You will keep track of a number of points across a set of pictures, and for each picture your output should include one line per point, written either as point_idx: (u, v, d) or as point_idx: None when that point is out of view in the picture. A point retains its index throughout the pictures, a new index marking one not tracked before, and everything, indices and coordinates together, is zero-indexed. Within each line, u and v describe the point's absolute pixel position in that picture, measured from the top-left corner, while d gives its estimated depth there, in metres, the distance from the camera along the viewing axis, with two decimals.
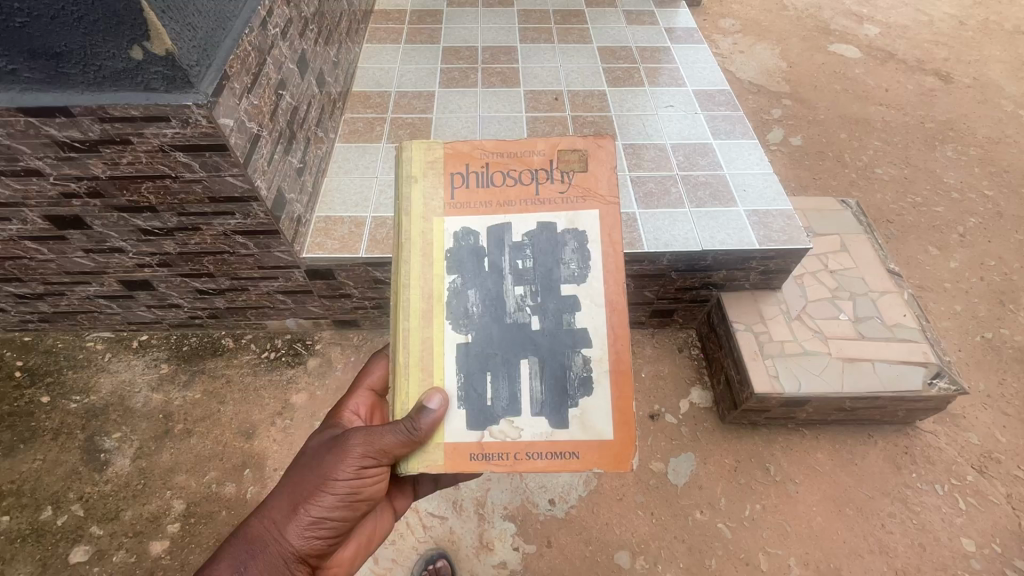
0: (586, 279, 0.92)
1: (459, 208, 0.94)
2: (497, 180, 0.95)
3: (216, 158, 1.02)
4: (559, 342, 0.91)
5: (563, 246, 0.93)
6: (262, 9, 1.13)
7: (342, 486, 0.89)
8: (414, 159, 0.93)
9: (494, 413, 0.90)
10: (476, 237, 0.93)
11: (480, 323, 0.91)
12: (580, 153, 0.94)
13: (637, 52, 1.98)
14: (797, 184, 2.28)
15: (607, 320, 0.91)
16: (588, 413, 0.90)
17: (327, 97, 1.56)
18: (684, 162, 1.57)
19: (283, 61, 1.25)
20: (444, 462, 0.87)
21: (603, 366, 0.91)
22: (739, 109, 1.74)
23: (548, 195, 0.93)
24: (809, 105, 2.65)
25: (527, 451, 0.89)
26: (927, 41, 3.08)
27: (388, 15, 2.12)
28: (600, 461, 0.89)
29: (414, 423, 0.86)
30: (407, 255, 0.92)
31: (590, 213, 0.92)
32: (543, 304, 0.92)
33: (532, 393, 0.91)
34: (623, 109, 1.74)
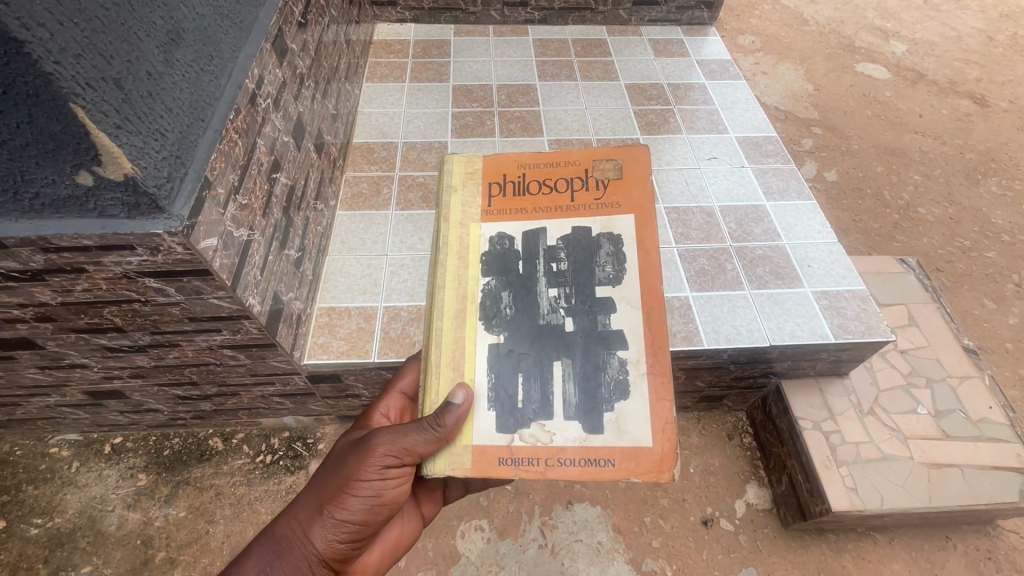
0: (621, 280, 0.83)
1: (497, 214, 0.87)
2: (534, 185, 0.88)
3: (197, 282, 0.81)
4: (596, 344, 0.80)
5: (597, 250, 0.84)
6: (249, 84, 0.91)
7: (368, 487, 0.77)
8: (453, 168, 0.88)
9: (525, 416, 0.78)
10: (511, 241, 0.86)
11: (513, 325, 0.82)
12: (616, 162, 0.87)
13: (670, 90, 1.78)
14: (837, 226, 2.10)
15: (645, 321, 0.80)
16: (625, 417, 0.77)
17: (326, 160, 1.34)
18: (736, 231, 1.38)
19: (276, 135, 1.04)
20: (471, 465, 0.75)
21: (642, 369, 0.79)
22: (791, 161, 1.56)
23: (586, 199, 0.86)
24: (840, 133, 2.47)
25: (557, 455, 0.75)
26: (958, 59, 2.91)
27: (390, 47, 1.90)
28: (638, 468, 0.74)
29: (440, 418, 0.76)
30: (443, 257, 0.85)
31: (625, 217, 0.84)
32: (577, 303, 0.83)
33: (564, 396, 0.78)
34: (662, 162, 1.55)
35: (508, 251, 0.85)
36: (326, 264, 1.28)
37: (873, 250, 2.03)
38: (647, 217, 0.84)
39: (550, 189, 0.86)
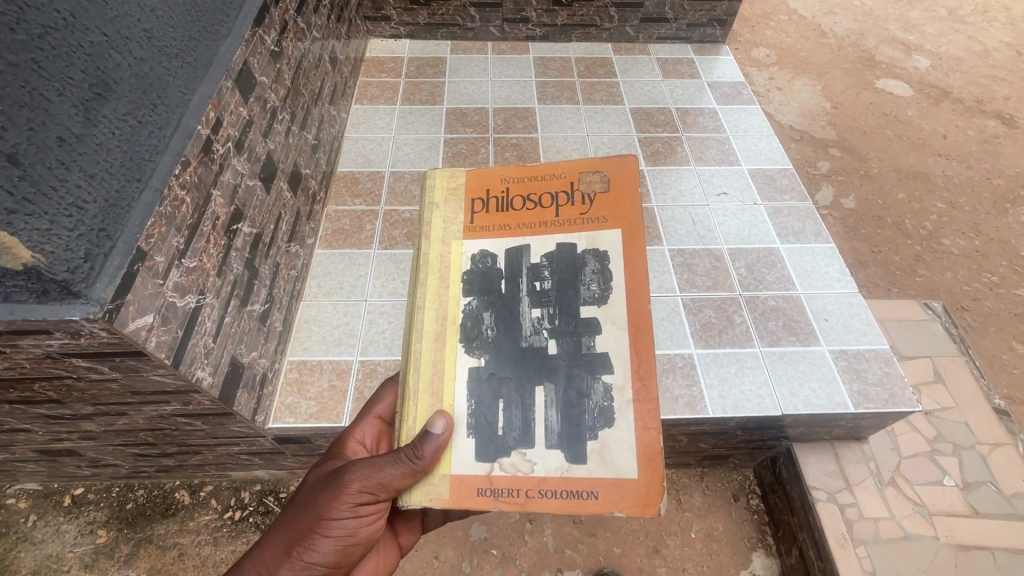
0: (609, 300, 0.71)
1: (480, 228, 0.75)
2: (518, 197, 0.76)
3: (131, 362, 0.72)
4: (581, 370, 0.69)
5: (581, 267, 0.72)
6: (201, 132, 0.81)
7: (342, 524, 0.67)
8: (434, 180, 0.77)
9: (505, 443, 0.67)
10: (494, 258, 0.74)
11: (494, 347, 0.71)
12: (604, 171, 0.74)
13: (678, 115, 1.66)
14: (855, 258, 1.97)
15: (635, 347, 0.68)
16: (612, 447, 0.66)
17: (303, 195, 1.25)
18: (747, 278, 1.27)
19: (239, 181, 0.94)
20: (448, 495, 0.65)
21: (630, 398, 0.67)
22: (808, 198, 1.44)
23: (571, 212, 0.74)
24: (859, 156, 2.34)
25: (539, 487, 0.65)
26: (985, 76, 2.76)
27: (382, 65, 1.80)
28: (625, 502, 0.63)
29: (418, 450, 0.65)
30: (420, 274, 0.74)
31: (612, 232, 0.72)
32: (564, 323, 0.71)
33: (547, 424, 0.67)
34: (667, 197, 1.43)
35: (490, 269, 0.74)
36: (300, 311, 1.18)
37: (893, 285, 1.90)
38: (637, 229, 0.71)
39: (534, 203, 0.75)
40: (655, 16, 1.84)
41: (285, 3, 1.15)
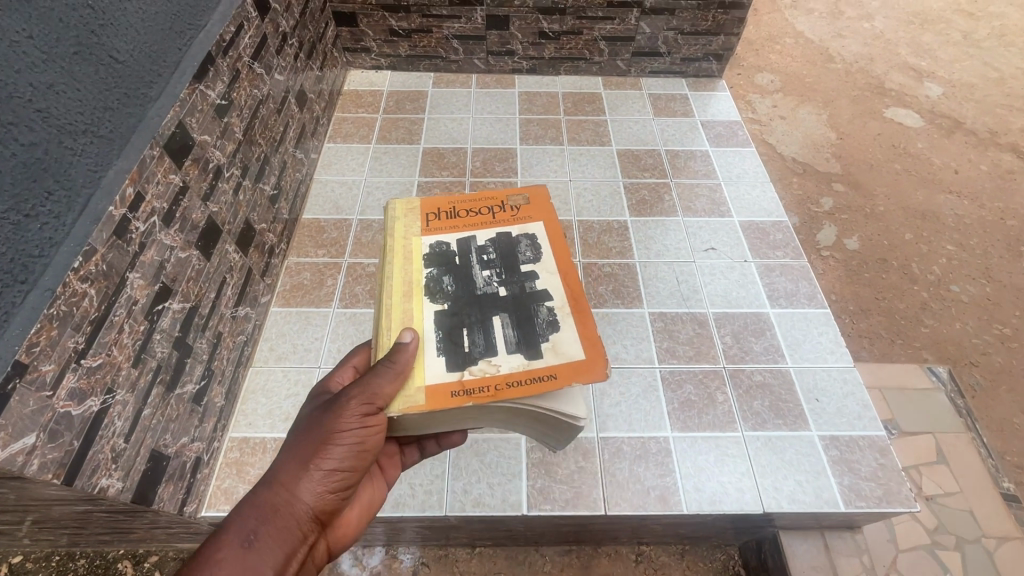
0: (541, 260, 0.85)
1: (435, 228, 0.87)
2: (463, 210, 0.90)
3: (13, 483, 0.64)
4: (525, 301, 0.80)
5: (515, 244, 0.86)
6: (111, 213, 0.73)
7: (353, 435, 0.67)
8: (393, 204, 0.91)
9: (472, 357, 0.75)
10: (448, 245, 0.86)
11: (453, 299, 0.81)
12: (525, 192, 0.92)
13: (668, 158, 1.57)
14: (858, 305, 1.86)
15: (564, 283, 0.82)
16: (560, 343, 0.76)
17: (257, 253, 1.17)
18: (733, 349, 1.17)
19: (166, 255, 0.86)
20: (426, 400, 0.71)
21: (567, 310, 0.79)
22: (803, 255, 1.34)
23: (505, 215, 0.89)
24: (864, 191, 2.22)
25: (505, 379, 0.72)
26: (1001, 105, 2.63)
27: (360, 99, 1.73)
28: (578, 375, 0.72)
29: (397, 359, 0.71)
30: (388, 261, 0.84)
31: (536, 224, 0.88)
32: (510, 275, 0.83)
33: (506, 337, 0.76)
34: (651, 252, 1.34)
35: (448, 250, 0.85)
36: (247, 380, 1.11)
37: (897, 336, 1.79)
38: (557, 220, 0.88)
39: (475, 212, 0.90)
40: (647, 51, 1.75)
41: (236, 51, 1.07)
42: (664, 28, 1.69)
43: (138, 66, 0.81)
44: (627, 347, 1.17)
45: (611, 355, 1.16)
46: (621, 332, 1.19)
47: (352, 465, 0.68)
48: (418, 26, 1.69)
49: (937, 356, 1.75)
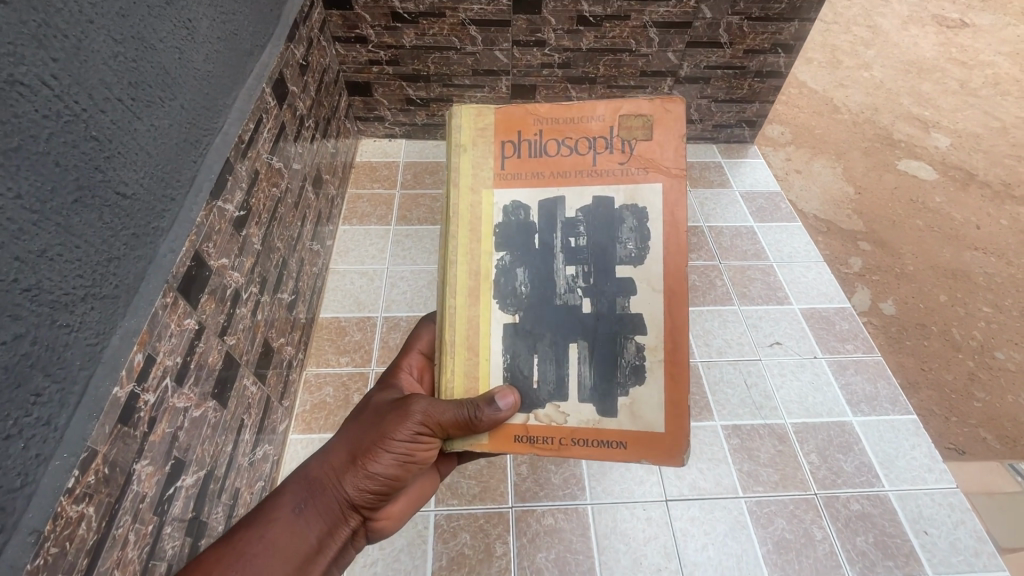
0: (644, 260, 0.62)
1: (513, 176, 0.64)
2: (551, 142, 0.63)
3: None
4: (614, 325, 0.63)
5: (615, 223, 0.62)
6: (114, 396, 0.58)
7: (400, 450, 0.64)
8: (458, 120, 0.64)
9: (540, 394, 0.63)
10: (527, 211, 0.64)
11: (529, 303, 0.64)
12: (645, 117, 0.62)
13: (712, 237, 1.46)
14: (905, 380, 1.67)
15: (668, 312, 0.62)
16: (641, 402, 0.62)
17: (275, 379, 1.01)
18: (822, 470, 1.04)
19: (180, 421, 0.70)
20: (488, 441, 0.63)
21: (659, 356, 0.62)
22: (876, 348, 1.23)
23: (609, 162, 0.63)
24: (892, 250, 2.05)
25: (570, 436, 0.62)
26: (1010, 156, 2.46)
27: (375, 172, 1.60)
28: (648, 450, 0.62)
29: (478, 408, 0.60)
30: (451, 229, 0.64)
31: (650, 184, 0.62)
32: (600, 281, 0.63)
33: (581, 380, 0.63)
34: (712, 349, 1.22)
35: (526, 224, 0.63)
36: None
37: (951, 414, 1.62)
38: (679, 182, 0.61)
39: (569, 148, 0.63)
40: None
41: (255, 150, 0.94)
42: (698, 96, 1.61)
43: (148, 195, 0.66)
44: (703, 472, 1.03)
45: (687, 484, 1.01)
46: (695, 453, 1.05)
47: (392, 472, 0.65)
48: (437, 94, 1.57)
49: (997, 435, 1.60)
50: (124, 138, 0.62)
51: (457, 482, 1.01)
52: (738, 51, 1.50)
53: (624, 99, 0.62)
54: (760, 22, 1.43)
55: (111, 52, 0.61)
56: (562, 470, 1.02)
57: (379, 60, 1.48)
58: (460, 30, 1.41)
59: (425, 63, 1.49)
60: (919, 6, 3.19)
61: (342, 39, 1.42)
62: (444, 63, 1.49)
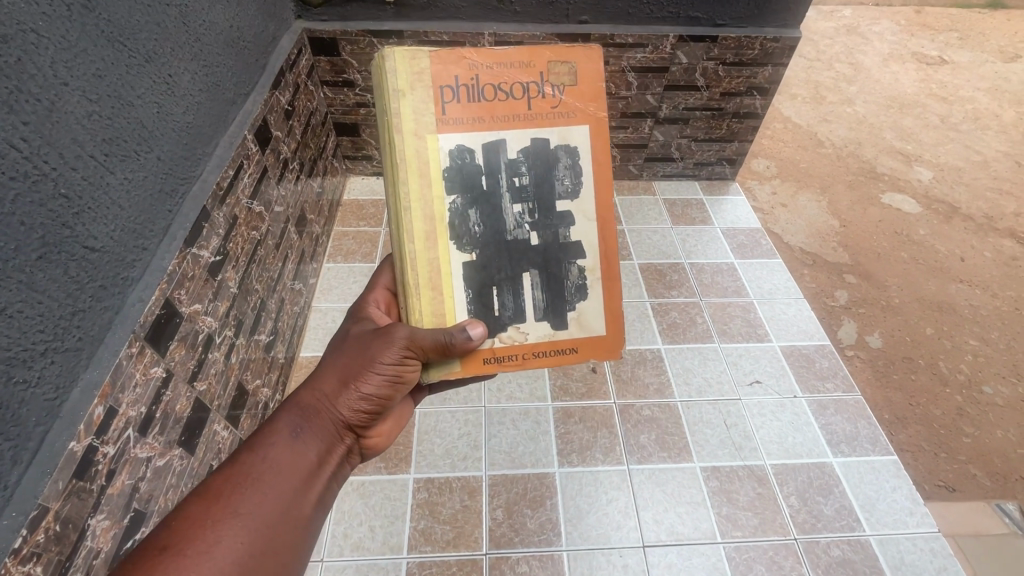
0: (580, 192, 0.68)
1: (453, 120, 0.63)
2: (487, 84, 0.63)
3: None
4: (560, 254, 0.69)
5: (554, 162, 0.67)
6: (71, 451, 0.57)
7: (389, 373, 0.66)
8: (390, 61, 0.60)
9: (499, 320, 0.68)
10: (473, 155, 0.64)
11: (483, 241, 0.67)
12: (572, 62, 0.64)
13: (693, 273, 1.47)
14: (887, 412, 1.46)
15: (602, 235, 0.70)
16: (587, 314, 0.71)
17: (248, 424, 1.00)
18: (801, 514, 1.03)
19: (139, 471, 0.70)
20: (459, 368, 0.68)
21: (599, 274, 0.70)
22: (856, 387, 1.23)
23: (544, 106, 0.65)
24: (876, 281, 1.88)
25: (531, 351, 0.69)
26: (992, 190, 2.32)
27: (361, 210, 1.62)
28: (596, 352, 0.71)
29: (451, 335, 0.64)
30: (398, 176, 0.63)
31: (582, 126, 0.66)
32: (545, 215, 0.68)
33: (536, 303, 0.69)
34: (691, 387, 1.21)
35: (473, 168, 0.65)
36: None
37: (937, 447, 1.40)
38: (604, 123, 0.67)
39: (506, 92, 0.64)
40: (660, 156, 1.70)
41: (234, 195, 0.95)
42: (678, 136, 1.64)
43: (117, 247, 0.68)
44: (681, 516, 1.02)
45: (665, 529, 1.00)
46: (673, 496, 1.04)
47: (383, 394, 0.67)
48: None
49: (986, 472, 1.39)
50: (95, 193, 0.64)
51: (432, 527, 0.99)
52: (715, 94, 1.54)
53: (549, 43, 0.63)
54: (735, 67, 1.48)
55: (86, 111, 0.63)
56: (537, 515, 1.01)
57: (366, 102, 1.52)
58: None
59: None
60: (898, 46, 3.09)
61: (330, 83, 1.46)
62: None
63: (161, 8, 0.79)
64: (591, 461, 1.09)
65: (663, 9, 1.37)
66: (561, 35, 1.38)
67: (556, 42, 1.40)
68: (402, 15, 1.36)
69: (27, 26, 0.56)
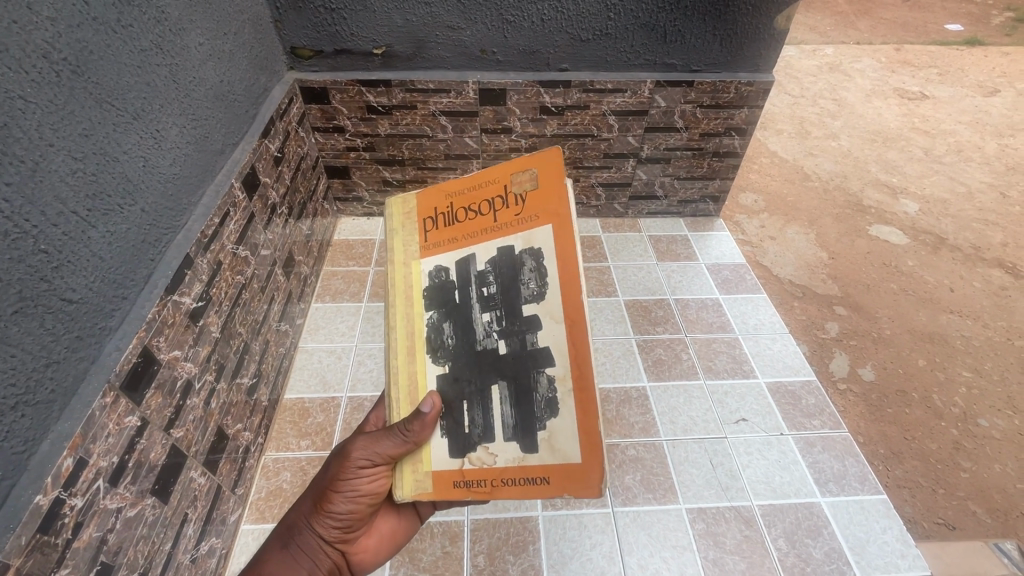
0: (545, 295, 0.63)
1: (433, 246, 0.71)
2: (460, 210, 0.69)
3: None
4: (526, 363, 0.64)
5: (516, 267, 0.64)
6: (37, 505, 0.58)
7: (349, 489, 0.70)
8: (390, 208, 0.73)
9: (471, 438, 0.66)
10: (447, 272, 0.70)
11: (456, 353, 0.68)
12: (532, 169, 0.64)
13: (678, 309, 1.49)
14: (873, 447, 1.33)
15: (571, 341, 0.61)
16: (558, 433, 0.62)
17: (227, 469, 1.00)
18: (790, 558, 1.00)
19: (108, 523, 0.69)
20: (432, 489, 0.67)
21: (569, 386, 0.61)
22: (843, 424, 1.23)
23: (507, 215, 0.66)
24: (867, 313, 1.72)
25: (500, 476, 0.64)
26: (978, 220, 2.19)
27: (351, 250, 1.65)
28: (569, 484, 0.61)
29: (409, 428, 0.66)
30: (391, 299, 0.72)
31: (542, 227, 0.63)
32: (511, 322, 0.65)
33: (504, 420, 0.65)
34: (677, 426, 1.21)
35: (447, 284, 0.69)
36: None
37: (934, 485, 1.28)
38: (568, 220, 0.61)
39: (474, 212, 0.68)
40: (644, 194, 1.74)
41: (219, 242, 0.97)
42: (660, 175, 1.69)
43: (96, 298, 0.69)
44: (667, 561, 1.00)
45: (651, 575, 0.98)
46: (658, 540, 1.02)
47: (350, 512, 0.71)
48: (412, 176, 1.65)
49: (987, 509, 1.26)
50: (76, 247, 0.66)
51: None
52: (694, 134, 1.59)
53: (510, 158, 0.65)
54: (712, 109, 1.53)
55: (70, 168, 0.66)
56: (520, 561, 0.99)
57: (356, 146, 1.56)
58: (430, 120, 1.51)
59: (400, 149, 1.57)
60: (881, 81, 3.13)
61: (321, 129, 1.51)
62: (417, 149, 1.57)
63: (150, 67, 0.83)
64: (575, 503, 1.07)
65: (639, 57, 1.44)
66: (542, 82, 1.44)
67: (538, 88, 1.45)
68: (390, 65, 1.42)
69: (14, 93, 0.59)
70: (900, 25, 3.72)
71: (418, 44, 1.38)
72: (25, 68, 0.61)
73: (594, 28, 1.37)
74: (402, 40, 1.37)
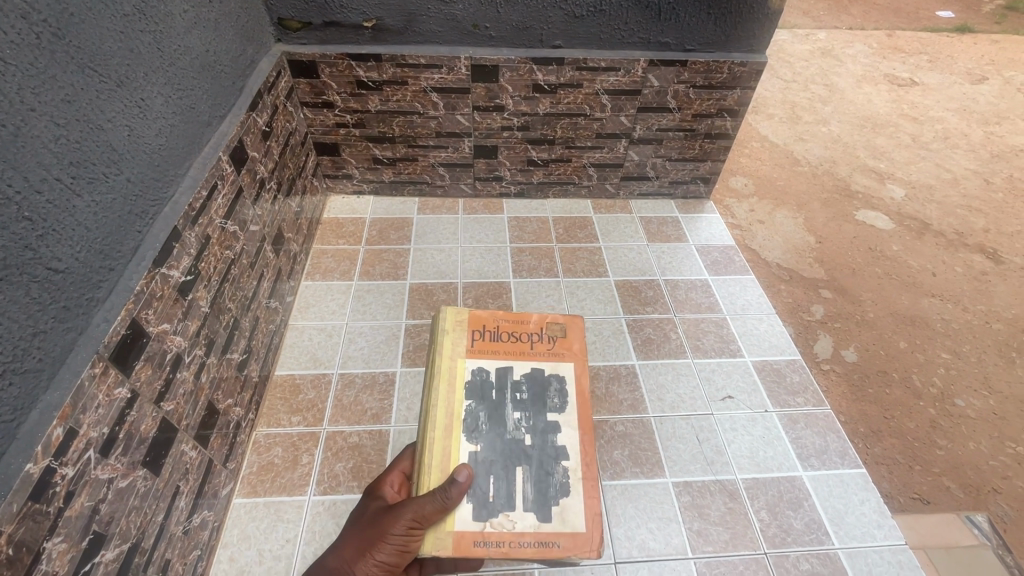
0: (566, 409, 0.91)
1: (479, 353, 0.94)
2: (505, 336, 0.97)
3: None
4: (547, 454, 0.87)
5: (546, 385, 0.93)
6: (27, 472, 0.58)
7: (398, 542, 0.76)
8: (445, 315, 0.97)
9: (494, 506, 0.81)
10: (487, 373, 0.92)
11: (488, 437, 0.87)
12: (561, 324, 0.99)
13: (668, 289, 1.50)
14: (853, 426, 1.36)
15: (582, 442, 0.88)
16: (568, 509, 0.82)
17: (218, 443, 1.00)
18: (772, 528, 1.04)
19: (101, 492, 0.70)
20: (452, 547, 0.77)
21: (579, 474, 0.85)
22: (825, 401, 1.26)
23: (540, 348, 0.96)
24: (851, 296, 1.75)
25: (516, 539, 0.79)
26: (962, 207, 2.23)
27: (341, 228, 1.63)
28: (574, 549, 0.79)
29: (448, 493, 0.77)
30: (435, 382, 0.91)
31: (567, 363, 0.95)
32: (537, 421, 0.90)
33: (525, 494, 0.83)
34: (665, 403, 1.23)
35: (486, 382, 0.91)
36: None
37: (911, 463, 1.31)
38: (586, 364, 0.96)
39: (515, 339, 0.96)
40: (635, 175, 1.74)
41: (207, 216, 0.95)
42: (652, 156, 1.69)
43: (83, 269, 0.69)
44: (653, 532, 1.02)
45: (637, 545, 1.01)
46: (645, 512, 1.05)
47: (393, 561, 0.76)
48: (402, 154, 1.63)
49: (960, 484, 1.31)
50: (61, 217, 0.65)
51: None
52: (686, 115, 1.59)
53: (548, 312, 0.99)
54: (705, 89, 1.53)
55: (53, 136, 0.65)
56: None
57: (346, 122, 1.54)
58: (422, 96, 1.49)
59: (390, 126, 1.55)
60: (871, 67, 3.14)
61: (309, 104, 1.48)
62: (408, 126, 1.55)
63: (134, 34, 0.80)
64: None
65: (633, 35, 1.42)
66: (534, 58, 1.42)
67: (531, 65, 1.44)
68: (380, 40, 1.39)
69: None
70: (892, 11, 3.71)
71: (409, 17, 1.36)
72: (6, 29, 0.59)
73: (588, 3, 1.36)
74: (392, 13, 1.35)
